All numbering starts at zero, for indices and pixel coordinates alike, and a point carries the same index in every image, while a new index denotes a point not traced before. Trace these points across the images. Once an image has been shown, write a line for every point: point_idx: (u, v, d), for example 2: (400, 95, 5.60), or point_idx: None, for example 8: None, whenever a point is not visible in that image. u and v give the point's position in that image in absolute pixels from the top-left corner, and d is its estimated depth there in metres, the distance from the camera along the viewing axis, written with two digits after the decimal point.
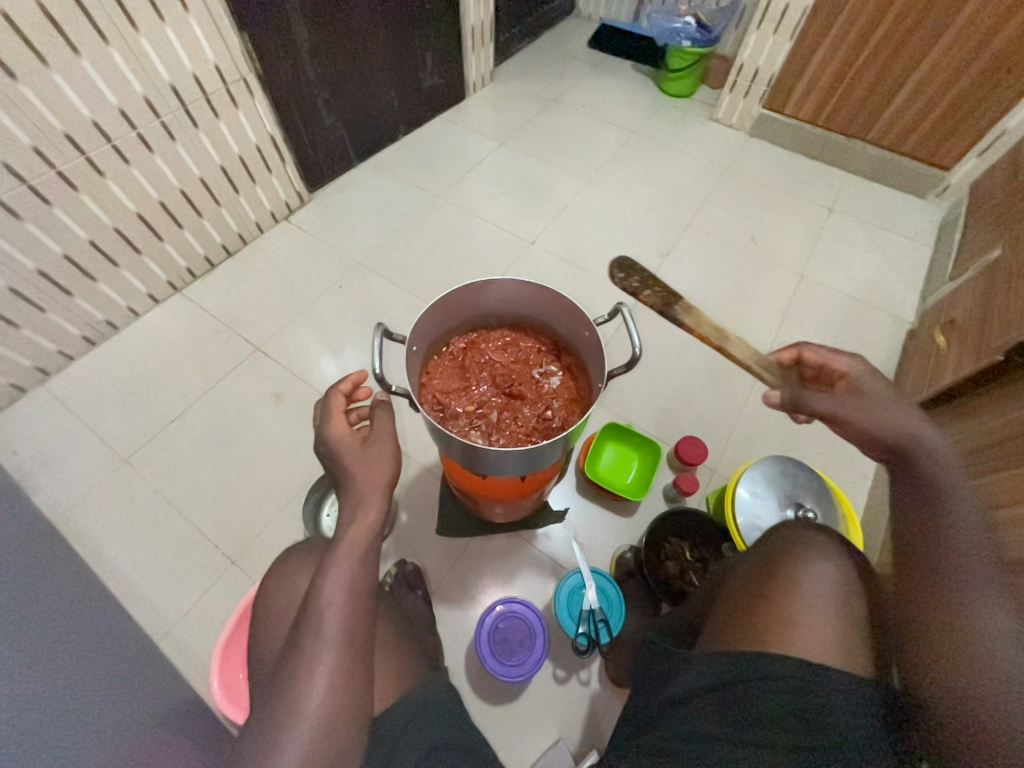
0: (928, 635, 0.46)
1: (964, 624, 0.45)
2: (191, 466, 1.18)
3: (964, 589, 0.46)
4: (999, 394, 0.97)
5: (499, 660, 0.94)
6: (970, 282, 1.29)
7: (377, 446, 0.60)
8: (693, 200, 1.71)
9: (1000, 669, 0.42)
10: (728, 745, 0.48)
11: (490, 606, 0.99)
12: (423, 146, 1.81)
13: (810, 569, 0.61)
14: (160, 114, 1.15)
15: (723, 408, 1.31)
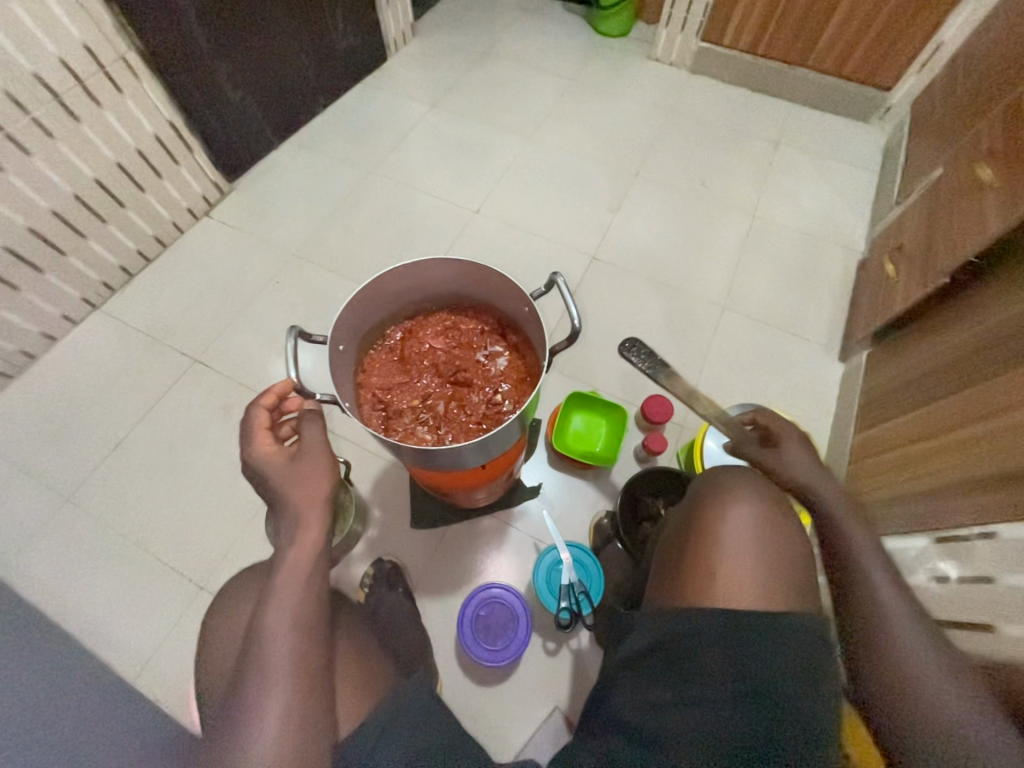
0: (881, 651, 0.57)
1: (900, 666, 0.55)
2: (181, 482, 1.23)
3: (894, 622, 0.58)
4: (953, 315, 1.01)
5: (486, 647, 1.00)
6: (914, 206, 1.31)
7: (305, 461, 0.59)
8: (643, 144, 1.77)
9: (935, 699, 0.52)
10: (681, 712, 0.53)
11: (470, 598, 1.03)
12: (355, 120, 1.85)
13: (729, 514, 0.65)
14: (30, 111, 1.14)
15: (687, 361, 1.39)
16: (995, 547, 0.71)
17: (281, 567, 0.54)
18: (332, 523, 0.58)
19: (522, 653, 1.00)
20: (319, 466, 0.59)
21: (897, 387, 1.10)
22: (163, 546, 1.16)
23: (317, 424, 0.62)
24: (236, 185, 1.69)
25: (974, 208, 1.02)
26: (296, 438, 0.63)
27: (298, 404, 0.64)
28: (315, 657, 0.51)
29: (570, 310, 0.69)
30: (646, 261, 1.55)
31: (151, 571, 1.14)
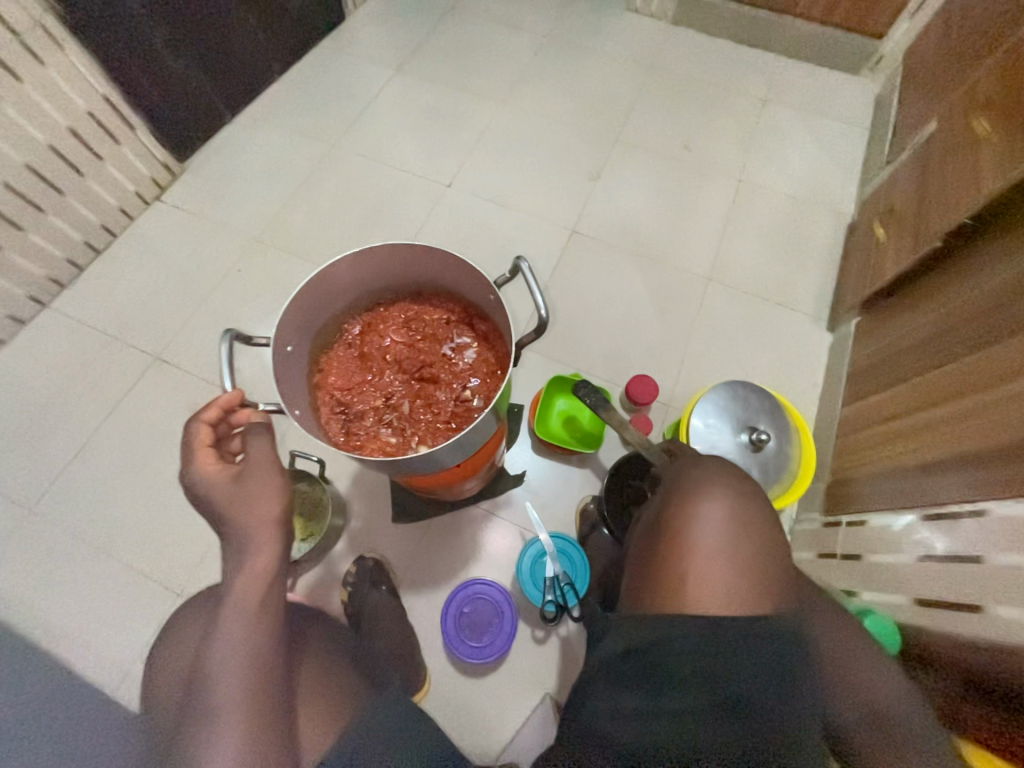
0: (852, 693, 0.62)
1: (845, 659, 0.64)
2: (149, 485, 1.18)
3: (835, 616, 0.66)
4: (946, 281, 0.97)
5: (472, 644, 1.00)
6: (907, 164, 1.24)
7: (253, 477, 0.55)
8: (623, 105, 1.66)
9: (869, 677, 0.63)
10: (652, 722, 0.52)
11: (453, 595, 1.03)
12: (314, 88, 1.71)
13: (713, 509, 0.60)
14: None
15: (672, 338, 1.35)
16: (984, 525, 0.69)
17: (229, 594, 0.50)
18: (287, 543, 0.54)
19: (509, 647, 1.00)
20: (270, 481, 0.55)
21: (886, 359, 1.07)
22: (136, 552, 1.12)
23: (265, 436, 0.58)
24: (188, 164, 1.57)
25: (969, 166, 0.96)
26: (244, 454, 0.58)
27: (246, 416, 0.60)
28: (273, 689, 0.49)
29: (536, 298, 0.64)
30: (629, 233, 1.48)
31: (125, 579, 1.10)
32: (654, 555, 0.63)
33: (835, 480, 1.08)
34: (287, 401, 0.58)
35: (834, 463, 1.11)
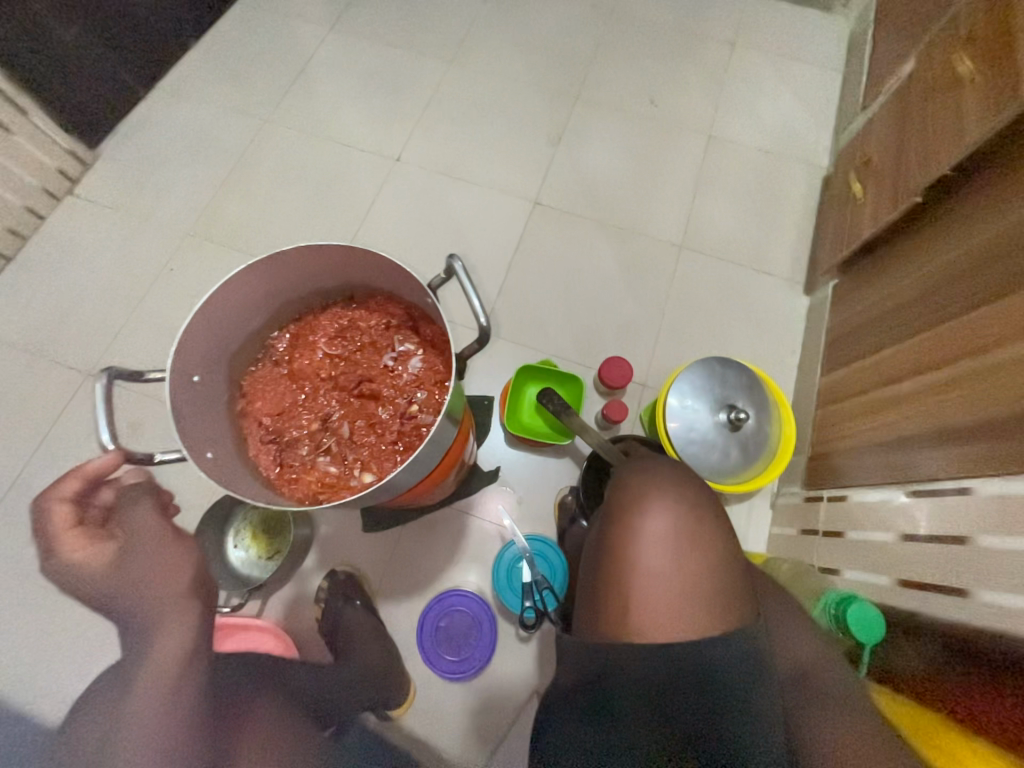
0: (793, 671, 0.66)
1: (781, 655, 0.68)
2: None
3: None
4: (928, 240, 0.92)
5: (450, 659, 0.98)
6: (883, 110, 1.16)
7: (141, 545, 0.62)
8: (583, 58, 1.52)
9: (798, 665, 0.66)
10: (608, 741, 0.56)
11: (429, 610, 1.00)
12: (237, 53, 1.52)
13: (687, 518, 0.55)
14: None
15: (646, 313, 1.28)
16: (972, 503, 0.67)
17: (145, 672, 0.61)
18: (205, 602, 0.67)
19: (487, 660, 0.99)
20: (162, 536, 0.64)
21: (864, 324, 1.03)
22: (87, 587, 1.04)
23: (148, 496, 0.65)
24: (100, 151, 1.39)
25: (950, 111, 0.88)
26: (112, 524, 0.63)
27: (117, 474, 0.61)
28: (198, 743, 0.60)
29: (473, 301, 0.59)
30: (596, 201, 1.37)
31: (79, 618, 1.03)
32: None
33: (815, 453, 1.06)
34: (194, 441, 0.50)
35: (814, 435, 1.08)
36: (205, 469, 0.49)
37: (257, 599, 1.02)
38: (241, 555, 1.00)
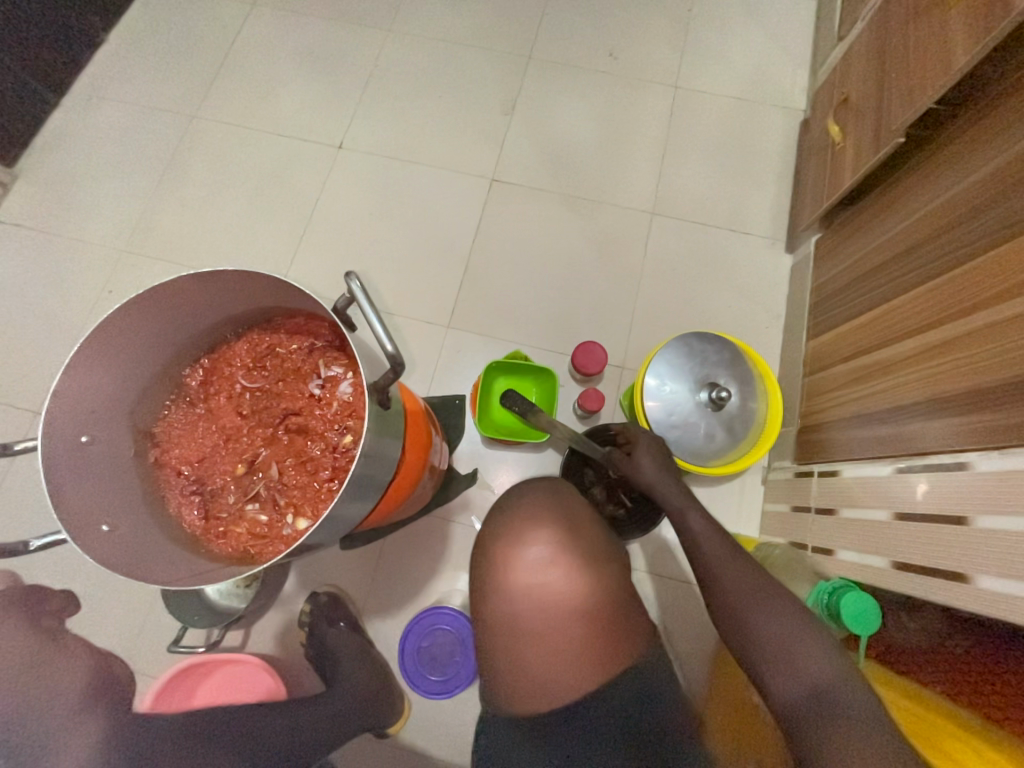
0: (795, 669, 0.55)
1: (793, 652, 0.56)
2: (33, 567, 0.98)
3: (782, 628, 0.58)
4: (918, 183, 0.83)
5: (435, 679, 0.95)
6: (860, 39, 1.04)
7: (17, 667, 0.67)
8: (531, 12, 1.38)
9: (808, 660, 0.55)
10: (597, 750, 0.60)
11: (408, 631, 0.96)
12: (152, 44, 1.38)
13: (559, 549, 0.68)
14: None
15: (619, 288, 1.20)
16: (970, 478, 0.61)
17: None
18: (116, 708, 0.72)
19: (474, 676, 0.95)
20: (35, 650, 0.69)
21: (850, 283, 0.96)
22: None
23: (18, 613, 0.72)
24: (19, 170, 1.29)
25: (935, 32, 0.78)
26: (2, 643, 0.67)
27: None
28: None
29: (379, 330, 0.52)
30: (557, 171, 1.27)
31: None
32: (562, 603, 0.65)
33: (806, 424, 1.00)
34: (83, 519, 0.46)
35: (804, 404, 1.03)
36: (94, 551, 0.45)
37: (241, 629, 0.98)
38: (219, 590, 0.93)
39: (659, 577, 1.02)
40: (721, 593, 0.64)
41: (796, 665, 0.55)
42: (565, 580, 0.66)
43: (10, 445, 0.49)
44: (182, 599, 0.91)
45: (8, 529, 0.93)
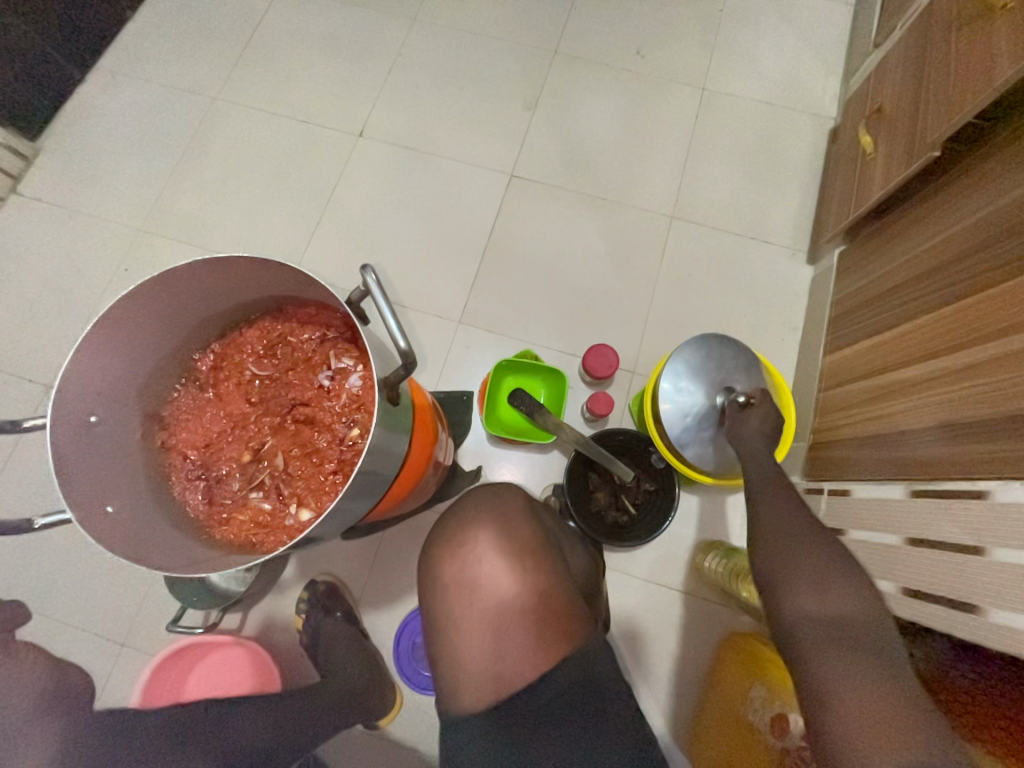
0: (818, 596, 0.53)
1: (829, 580, 0.54)
2: (39, 541, 0.99)
3: (818, 559, 0.56)
4: (945, 202, 0.81)
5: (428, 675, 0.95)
6: (898, 49, 1.01)
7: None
8: (558, 5, 1.36)
9: (843, 587, 0.53)
10: None
11: (404, 624, 0.97)
12: (178, 25, 1.38)
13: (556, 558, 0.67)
14: None
15: (634, 293, 1.18)
16: (984, 506, 0.60)
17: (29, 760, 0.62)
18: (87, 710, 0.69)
19: None
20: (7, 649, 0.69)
21: (871, 300, 0.94)
22: (46, 604, 0.96)
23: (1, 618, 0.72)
24: (42, 145, 1.30)
25: (977, 46, 0.75)
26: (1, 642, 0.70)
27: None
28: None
29: (392, 324, 0.51)
30: (577, 171, 1.26)
31: (44, 635, 0.95)
32: (560, 612, 0.64)
33: (817, 440, 0.99)
34: (88, 500, 0.46)
35: (816, 420, 1.01)
36: (98, 532, 0.45)
37: (238, 612, 0.99)
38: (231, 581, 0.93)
39: (659, 587, 1.01)
40: (758, 532, 0.63)
41: (821, 595, 0.53)
42: (560, 591, 0.66)
43: (18, 422, 0.48)
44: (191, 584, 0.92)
45: (20, 503, 0.95)
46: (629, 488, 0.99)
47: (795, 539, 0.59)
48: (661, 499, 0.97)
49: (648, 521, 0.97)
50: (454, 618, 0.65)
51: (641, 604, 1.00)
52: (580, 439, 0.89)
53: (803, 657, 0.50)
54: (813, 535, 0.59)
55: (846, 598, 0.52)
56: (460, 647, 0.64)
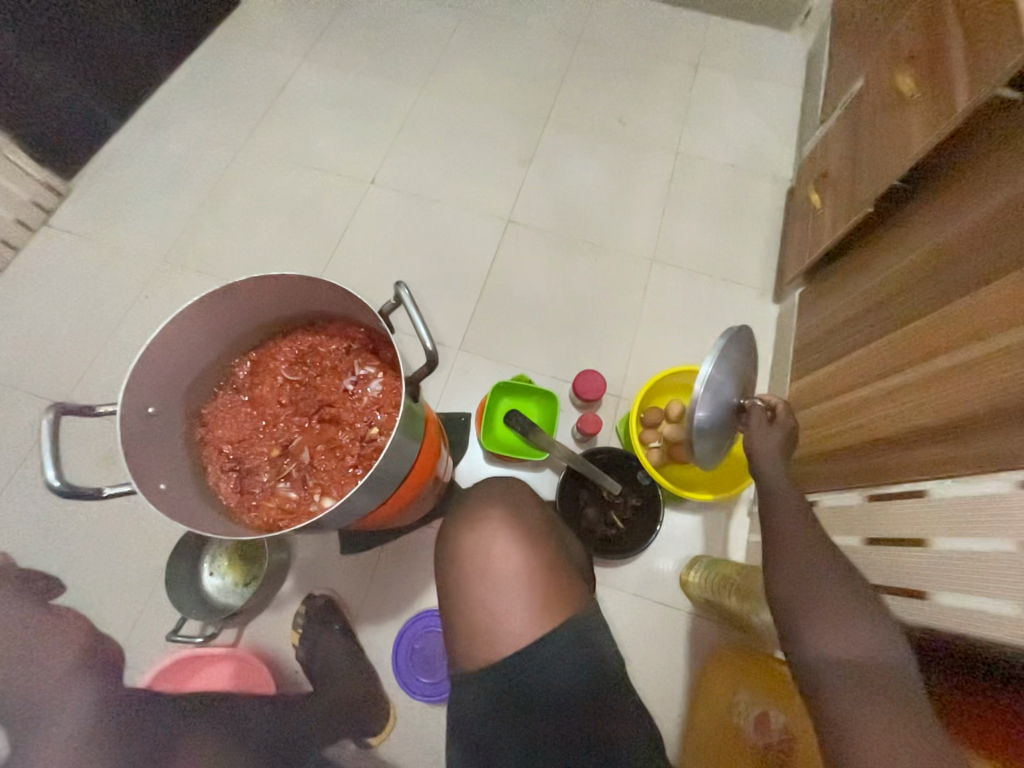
0: (841, 640, 0.55)
1: (853, 625, 0.56)
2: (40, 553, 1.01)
3: (842, 603, 0.57)
4: (885, 248, 0.94)
5: (427, 682, 0.96)
6: (838, 125, 1.20)
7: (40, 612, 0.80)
8: (551, 79, 1.56)
9: (867, 634, 0.55)
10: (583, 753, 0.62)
11: (403, 632, 0.99)
12: (211, 86, 1.54)
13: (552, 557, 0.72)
14: None
15: (619, 325, 1.30)
16: (926, 503, 0.68)
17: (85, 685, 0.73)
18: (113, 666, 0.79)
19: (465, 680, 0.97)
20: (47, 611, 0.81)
21: (831, 330, 1.05)
22: None
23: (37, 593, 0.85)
24: (76, 183, 1.41)
25: (898, 124, 0.92)
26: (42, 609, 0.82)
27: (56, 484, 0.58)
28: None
29: (421, 330, 0.60)
30: (567, 218, 1.40)
31: None
32: None
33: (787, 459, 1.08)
34: (144, 478, 0.52)
35: None
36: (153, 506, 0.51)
37: (235, 626, 1.00)
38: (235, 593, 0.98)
39: (648, 601, 1.05)
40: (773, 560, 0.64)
41: (846, 641, 0.55)
42: None
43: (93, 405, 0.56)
44: (197, 594, 0.97)
45: (84, 473, 1.03)
46: (618, 503, 1.05)
47: (809, 568, 0.61)
48: (648, 513, 1.04)
49: (636, 534, 1.03)
50: (456, 614, 0.69)
51: (631, 618, 1.04)
52: (570, 453, 0.95)
53: (823, 696, 0.53)
54: (834, 572, 0.60)
55: (868, 645, 0.54)
56: (462, 641, 0.67)
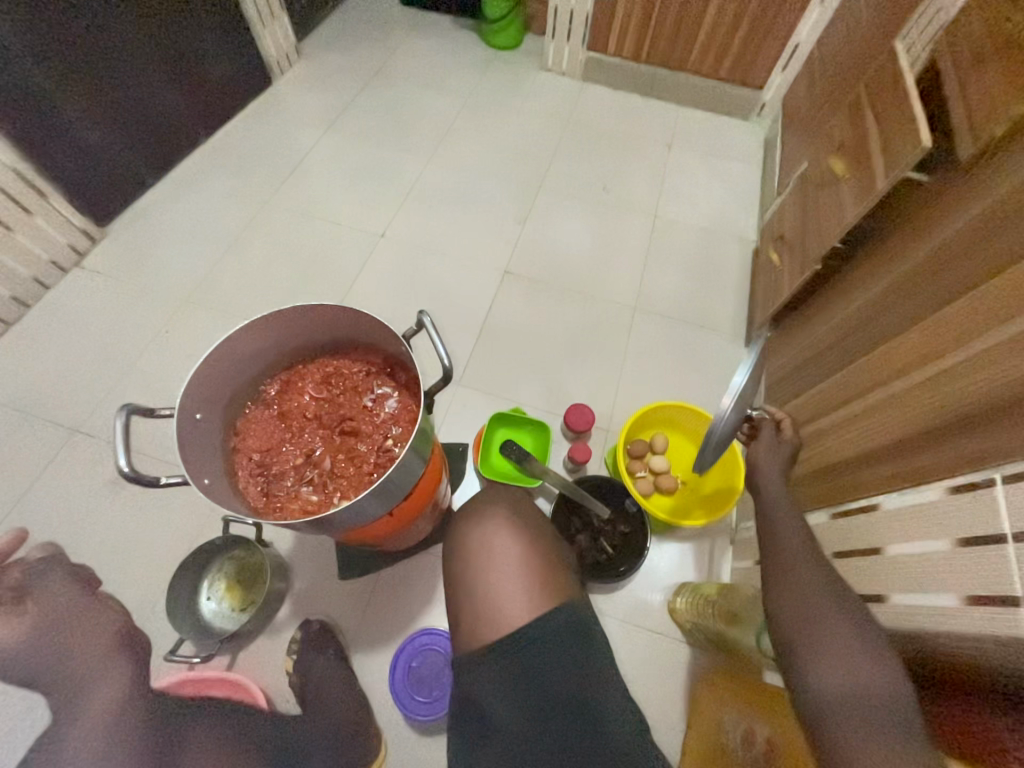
0: (844, 670, 0.56)
1: (856, 656, 0.57)
2: (39, 575, 1.02)
3: (845, 633, 0.59)
4: (840, 293, 1.07)
5: (421, 701, 0.96)
6: (790, 197, 1.39)
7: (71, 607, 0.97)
8: (543, 153, 1.78)
9: (872, 666, 0.56)
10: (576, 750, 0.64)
11: (399, 651, 0.99)
12: (240, 151, 1.73)
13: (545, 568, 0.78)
14: None
15: (606, 365, 1.41)
16: (880, 514, 0.76)
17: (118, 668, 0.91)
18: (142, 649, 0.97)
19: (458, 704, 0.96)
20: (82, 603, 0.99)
21: (799, 365, 1.14)
22: None
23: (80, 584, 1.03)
24: (110, 230, 1.54)
25: (836, 196, 1.09)
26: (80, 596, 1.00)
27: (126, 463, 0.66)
28: None
29: (438, 349, 0.72)
30: (558, 270, 1.56)
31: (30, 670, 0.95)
32: None
33: None
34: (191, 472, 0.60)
35: None
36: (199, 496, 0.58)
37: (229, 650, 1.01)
38: (226, 618, 1.00)
39: (636, 626, 1.09)
40: (774, 588, 0.66)
41: (849, 673, 0.56)
42: None
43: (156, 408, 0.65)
44: (191, 615, 0.99)
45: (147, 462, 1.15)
46: (607, 529, 1.10)
47: (807, 591, 0.63)
48: (635, 539, 1.10)
49: (624, 558, 1.08)
50: (454, 620, 0.73)
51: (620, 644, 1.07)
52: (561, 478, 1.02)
53: (824, 722, 0.55)
54: (835, 599, 0.62)
55: (871, 675, 0.55)
56: (460, 646, 0.71)
